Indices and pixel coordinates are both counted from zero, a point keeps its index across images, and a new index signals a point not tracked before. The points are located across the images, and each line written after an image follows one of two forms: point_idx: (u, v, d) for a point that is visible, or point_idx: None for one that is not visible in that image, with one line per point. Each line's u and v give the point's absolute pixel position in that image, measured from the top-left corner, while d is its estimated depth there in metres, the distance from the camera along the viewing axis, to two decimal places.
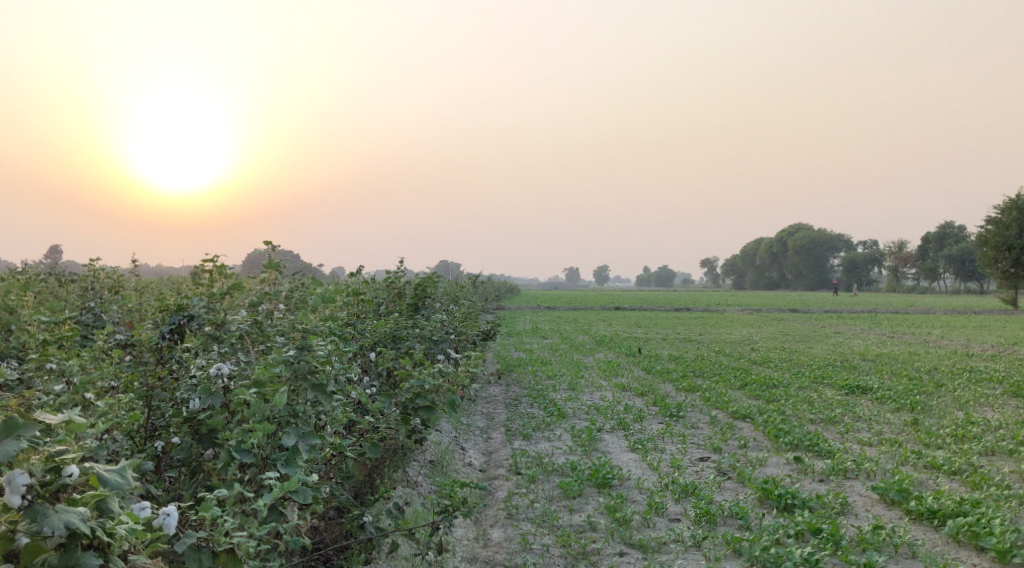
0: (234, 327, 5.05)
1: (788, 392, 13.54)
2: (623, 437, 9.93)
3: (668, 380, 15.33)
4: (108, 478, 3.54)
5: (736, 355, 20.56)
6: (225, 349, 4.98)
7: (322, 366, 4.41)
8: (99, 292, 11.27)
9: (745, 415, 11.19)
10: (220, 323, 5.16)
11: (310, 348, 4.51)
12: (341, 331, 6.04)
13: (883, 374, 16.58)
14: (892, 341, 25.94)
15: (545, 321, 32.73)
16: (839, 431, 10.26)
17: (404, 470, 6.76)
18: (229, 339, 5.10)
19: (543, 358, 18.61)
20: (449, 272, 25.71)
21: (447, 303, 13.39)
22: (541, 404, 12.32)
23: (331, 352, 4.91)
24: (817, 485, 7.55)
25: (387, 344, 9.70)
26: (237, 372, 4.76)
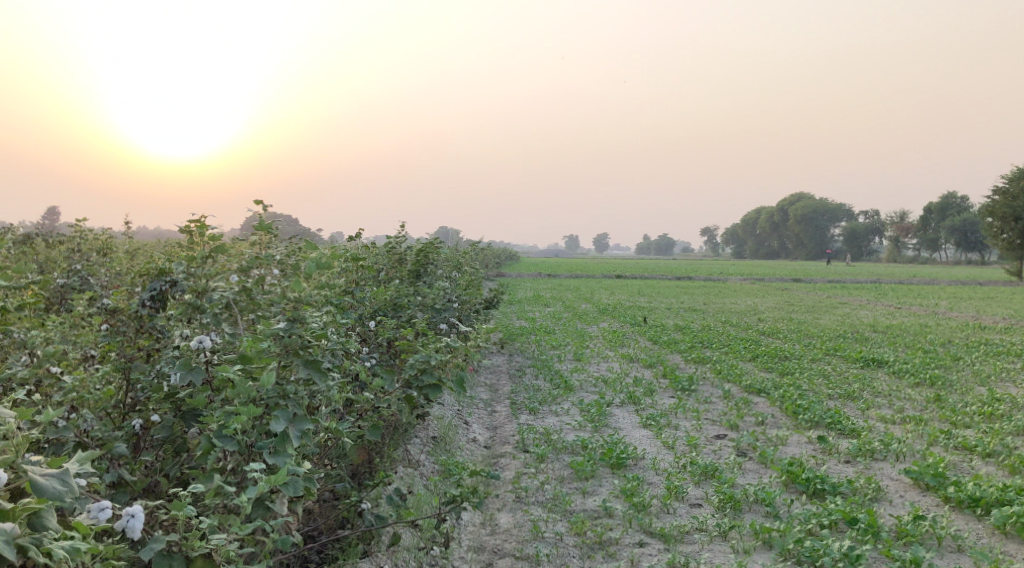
0: (217, 296, 4.46)
1: (802, 365, 13.10)
2: (634, 412, 9.49)
3: (676, 351, 14.87)
4: (45, 487, 3.15)
5: (744, 325, 20.12)
6: (208, 320, 4.40)
7: (317, 341, 3.88)
8: (85, 254, 10.73)
9: (760, 389, 10.75)
10: (202, 291, 4.57)
11: (304, 320, 3.98)
12: (338, 300, 5.51)
13: (897, 346, 16.14)
14: (900, 312, 25.48)
15: (546, 289, 32.29)
16: (860, 408, 9.82)
17: (405, 448, 6.33)
18: (213, 309, 4.48)
19: (546, 327, 18.13)
20: (451, 239, 25.28)
21: (450, 269, 12.87)
22: (546, 375, 11.87)
23: (327, 324, 4.38)
24: (843, 468, 7.11)
25: (389, 313, 9.23)
26: (221, 346, 4.23)
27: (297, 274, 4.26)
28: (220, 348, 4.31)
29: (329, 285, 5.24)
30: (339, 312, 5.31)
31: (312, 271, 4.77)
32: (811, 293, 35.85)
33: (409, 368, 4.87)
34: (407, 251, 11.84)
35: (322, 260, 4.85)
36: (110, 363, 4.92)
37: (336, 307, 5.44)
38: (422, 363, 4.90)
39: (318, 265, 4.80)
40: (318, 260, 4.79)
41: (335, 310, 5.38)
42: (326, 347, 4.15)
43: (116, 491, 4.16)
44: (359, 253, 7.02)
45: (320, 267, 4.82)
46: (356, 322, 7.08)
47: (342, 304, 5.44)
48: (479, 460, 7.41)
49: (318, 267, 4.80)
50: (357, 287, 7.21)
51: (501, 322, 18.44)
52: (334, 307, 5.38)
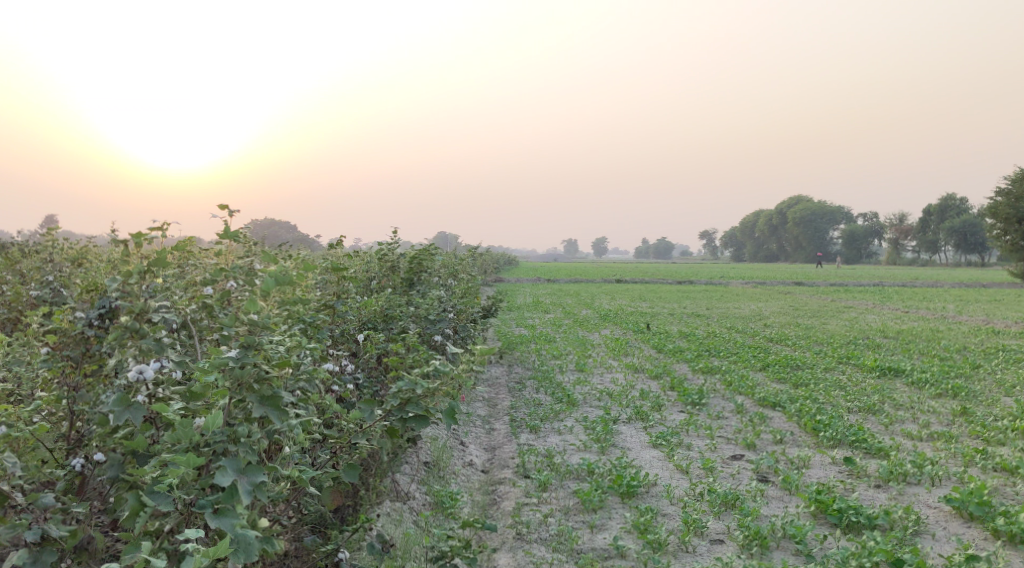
0: (157, 317, 3.83)
1: (816, 375, 12.46)
2: (642, 429, 8.85)
3: (682, 360, 14.23)
4: None
5: (750, 332, 19.45)
6: (149, 347, 3.76)
7: (276, 373, 3.26)
8: (58, 264, 10.07)
9: (775, 403, 10.13)
10: (143, 311, 3.91)
11: (261, 346, 3.35)
12: (312, 318, 4.84)
13: (910, 353, 15.51)
14: (908, 317, 24.79)
15: (545, 294, 31.72)
16: (882, 423, 9.17)
17: (393, 478, 5.68)
18: (155, 335, 3.83)
19: (547, 335, 17.44)
20: (448, 245, 24.64)
21: (445, 276, 12.22)
22: (547, 388, 11.22)
23: (292, 350, 3.72)
24: (875, 495, 6.50)
25: (378, 326, 8.59)
26: (165, 377, 3.70)
27: (253, 290, 3.65)
28: (162, 379, 3.76)
29: (297, 303, 4.61)
30: (310, 335, 4.68)
31: (272, 287, 4.12)
32: (815, 297, 35.16)
33: (390, 398, 4.23)
34: (400, 258, 11.19)
35: (284, 274, 4.17)
36: (52, 395, 4.34)
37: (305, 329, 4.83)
38: (407, 391, 4.24)
39: (279, 280, 4.16)
40: (278, 274, 4.16)
41: (304, 332, 4.75)
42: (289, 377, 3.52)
43: (42, 550, 3.61)
44: (341, 263, 6.34)
45: (283, 282, 4.18)
46: (335, 339, 6.37)
47: (314, 322, 4.82)
48: (476, 488, 6.78)
49: (279, 283, 4.16)
50: (340, 301, 6.51)
51: (500, 330, 17.78)
52: (303, 328, 4.74)
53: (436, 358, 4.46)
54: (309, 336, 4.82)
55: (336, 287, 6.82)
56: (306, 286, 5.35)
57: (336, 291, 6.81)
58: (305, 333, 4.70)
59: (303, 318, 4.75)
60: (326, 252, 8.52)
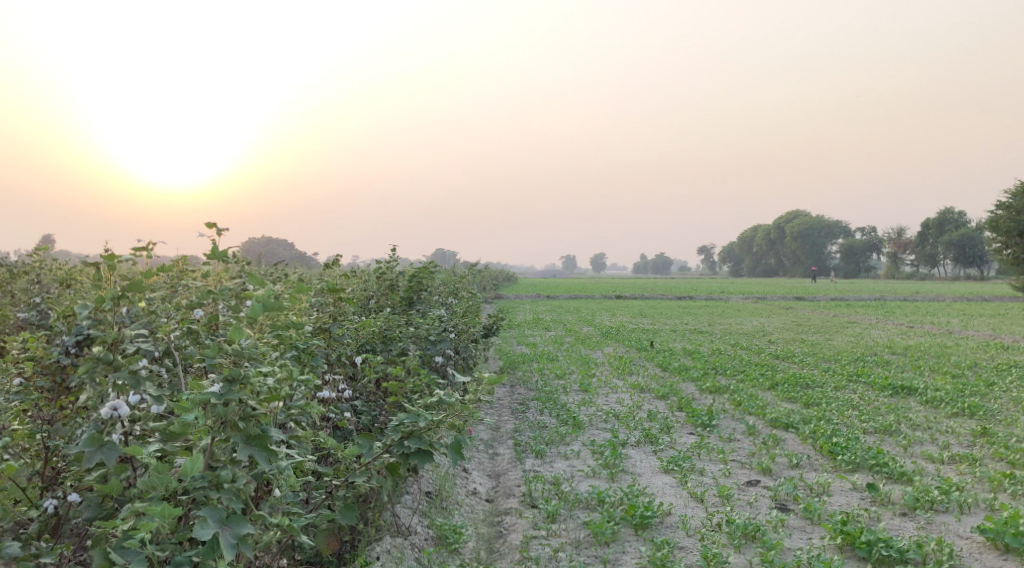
0: (134, 347, 3.54)
1: (827, 394, 12.13)
2: (652, 453, 8.52)
3: (689, 379, 13.88)
4: None
5: (755, 349, 19.09)
6: (125, 381, 3.47)
7: (263, 411, 3.19)
8: (46, 285, 9.73)
9: (788, 424, 9.80)
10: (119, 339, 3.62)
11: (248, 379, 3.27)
12: (305, 345, 4.54)
13: (921, 370, 15.16)
14: (914, 332, 24.41)
15: (545, 311, 31.33)
16: (901, 445, 8.82)
17: (393, 512, 5.35)
18: (129, 368, 3.52)
19: (549, 353, 17.08)
20: (448, 262, 24.28)
21: (445, 295, 11.90)
22: (552, 410, 10.87)
23: (282, 383, 3.49)
24: (902, 525, 6.17)
25: (377, 348, 8.28)
26: (143, 414, 3.48)
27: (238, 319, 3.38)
28: (140, 415, 3.49)
29: (289, 328, 4.29)
30: (302, 364, 4.38)
31: (260, 313, 3.80)
32: (817, 312, 34.78)
33: (389, 430, 3.91)
34: (399, 276, 10.90)
35: (273, 298, 3.85)
36: (26, 429, 4.04)
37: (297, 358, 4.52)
38: (410, 424, 3.92)
39: (268, 306, 3.82)
40: (266, 299, 3.83)
41: (296, 361, 4.44)
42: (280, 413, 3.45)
43: None
44: (337, 284, 6.03)
45: (272, 308, 3.84)
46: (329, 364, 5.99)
47: (308, 348, 4.52)
48: (480, 519, 6.46)
49: (267, 309, 3.82)
50: (335, 323, 6.13)
51: (501, 349, 17.40)
52: (295, 357, 4.43)
53: (439, 387, 4.17)
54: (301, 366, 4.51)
55: (330, 308, 6.44)
56: (300, 309, 5.06)
57: (331, 312, 6.42)
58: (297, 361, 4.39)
59: (295, 345, 4.44)
60: (323, 272, 8.25)
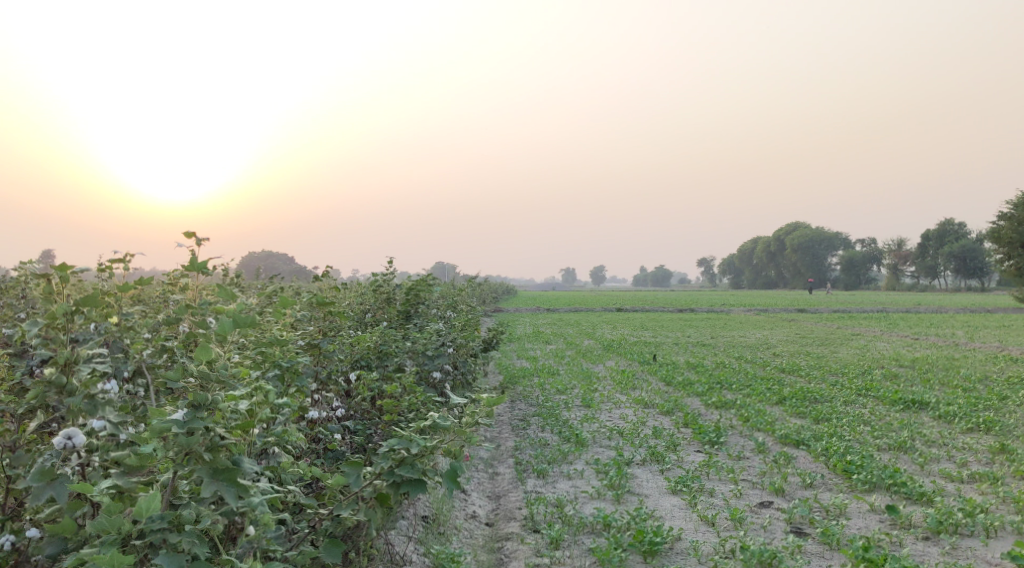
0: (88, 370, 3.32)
1: (836, 409, 11.80)
2: (659, 473, 8.19)
3: (693, 393, 13.54)
4: None
5: (759, 362, 18.73)
6: (82, 407, 3.30)
7: (232, 440, 3.05)
8: (29, 300, 9.41)
9: (798, 440, 9.48)
10: (72, 360, 3.36)
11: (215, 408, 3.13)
12: (291, 364, 4.23)
13: (930, 383, 14.82)
14: (920, 344, 24.07)
15: (545, 324, 30.97)
16: (917, 462, 8.49)
17: (386, 540, 5.02)
18: (85, 393, 3.31)
19: (550, 367, 16.72)
20: (447, 274, 23.96)
21: (444, 308, 11.58)
22: (554, 427, 10.51)
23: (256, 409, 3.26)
24: (926, 550, 5.86)
25: (372, 363, 7.97)
26: (99, 444, 3.32)
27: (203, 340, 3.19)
28: (97, 445, 3.31)
29: (273, 344, 4.13)
30: (286, 382, 4.08)
31: (231, 330, 3.49)
32: (820, 324, 34.44)
33: (379, 458, 3.60)
34: (396, 289, 10.60)
35: (246, 313, 3.54)
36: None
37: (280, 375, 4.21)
38: (401, 450, 3.60)
39: (239, 322, 3.51)
40: (237, 314, 3.51)
41: (280, 380, 4.14)
42: (250, 442, 3.27)
43: None
44: (328, 297, 5.70)
45: (244, 323, 3.53)
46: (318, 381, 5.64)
47: (293, 364, 4.19)
48: (480, 546, 6.13)
49: (239, 324, 3.51)
50: (325, 338, 5.75)
51: (501, 363, 17.05)
52: (278, 375, 4.13)
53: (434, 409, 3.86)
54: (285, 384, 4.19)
55: (322, 320, 6.07)
56: (285, 325, 4.74)
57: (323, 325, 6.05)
58: (279, 378, 4.08)
59: (276, 362, 4.13)
60: (314, 285, 7.93)
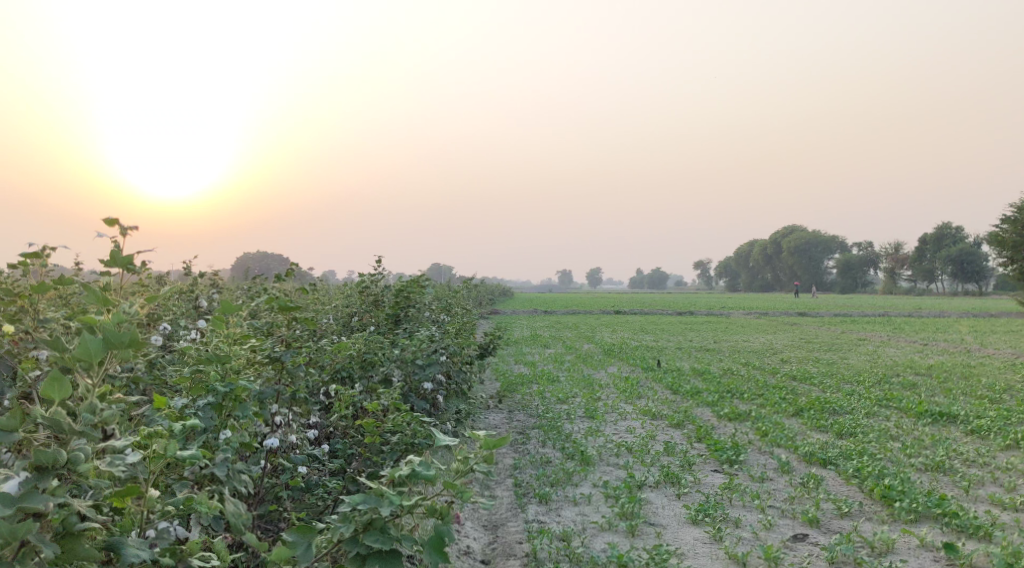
0: None
1: (858, 423, 10.95)
2: (676, 498, 7.32)
3: (703, 404, 12.66)
4: None
5: (769, 369, 17.80)
6: None
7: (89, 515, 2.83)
8: None
9: (825, 459, 8.64)
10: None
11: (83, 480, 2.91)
12: (231, 391, 3.66)
13: (953, 393, 13.97)
14: (931, 350, 23.22)
15: (542, 327, 29.92)
16: (960, 486, 7.64)
17: None
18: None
19: (549, 373, 15.80)
20: (440, 276, 22.90)
21: (438, 311, 10.69)
22: (556, 442, 9.61)
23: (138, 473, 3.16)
24: None
25: (355, 374, 7.16)
26: None
27: (57, 380, 2.84)
28: None
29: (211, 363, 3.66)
30: (219, 417, 3.60)
31: (100, 351, 2.96)
32: (824, 329, 33.55)
33: (341, 522, 3.04)
34: (386, 291, 9.77)
35: (122, 334, 2.98)
36: None
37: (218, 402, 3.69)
38: (371, 510, 3.02)
39: (111, 341, 2.98)
40: (109, 333, 2.98)
41: (214, 411, 3.64)
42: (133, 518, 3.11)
43: None
44: (293, 301, 4.75)
45: (120, 343, 3.01)
46: (278, 403, 4.71)
47: (233, 389, 3.65)
48: None
49: (111, 345, 2.99)
50: (288, 351, 4.78)
51: (498, 370, 16.07)
52: (211, 405, 3.64)
53: (415, 455, 3.18)
54: (223, 415, 3.67)
55: (288, 327, 5.10)
56: (235, 338, 3.97)
57: (288, 335, 5.08)
58: (211, 413, 3.59)
59: (211, 389, 3.61)
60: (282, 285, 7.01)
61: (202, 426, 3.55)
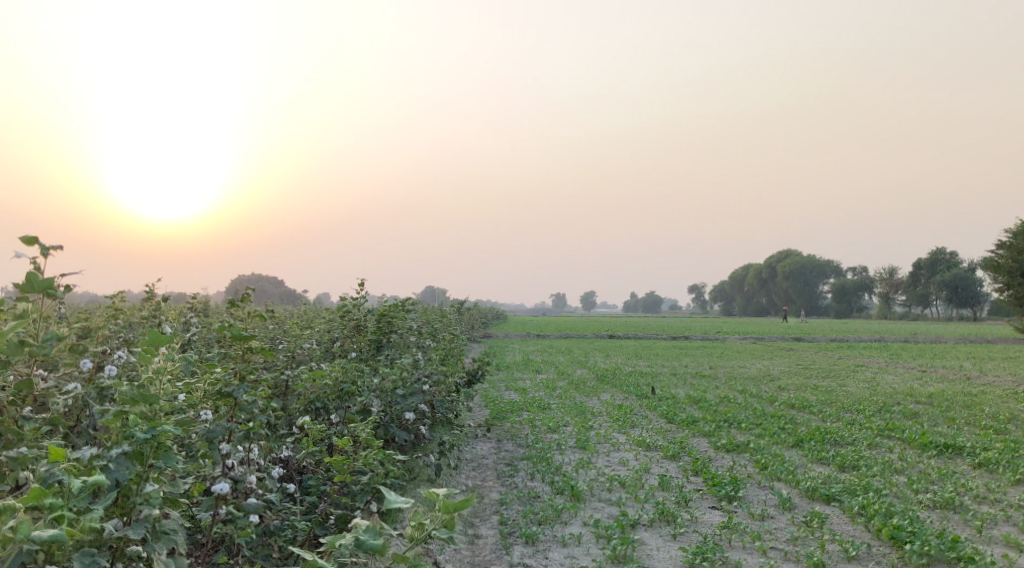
0: None
1: (860, 454, 10.54)
2: (672, 538, 6.88)
3: (698, 434, 12.21)
4: None
5: (766, 396, 17.32)
6: None
7: None
8: None
9: (828, 495, 8.22)
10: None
11: None
12: (149, 435, 3.52)
13: (956, 423, 13.57)
14: (929, 377, 22.78)
15: (534, 352, 29.32)
16: (973, 526, 7.23)
17: None
18: None
19: (540, 400, 15.30)
20: (431, 300, 22.32)
21: (423, 336, 10.25)
22: (545, 474, 9.14)
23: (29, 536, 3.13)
24: None
25: (330, 407, 6.77)
26: None
27: None
28: None
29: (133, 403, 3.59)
30: (134, 465, 3.49)
31: None
32: (820, 355, 33.09)
33: None
34: (368, 316, 9.33)
35: None
36: None
37: (137, 449, 3.57)
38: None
39: None
40: None
41: (132, 459, 3.52)
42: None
43: None
44: (247, 329, 4.48)
45: None
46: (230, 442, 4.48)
47: (156, 433, 3.55)
48: None
49: None
50: (241, 386, 4.53)
51: (487, 397, 15.54)
52: (127, 454, 3.51)
53: (363, 522, 3.31)
54: (143, 462, 3.56)
55: (242, 360, 4.80)
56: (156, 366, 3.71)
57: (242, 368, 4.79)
58: (126, 463, 3.47)
59: (130, 436, 3.50)
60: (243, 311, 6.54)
61: (112, 479, 3.43)
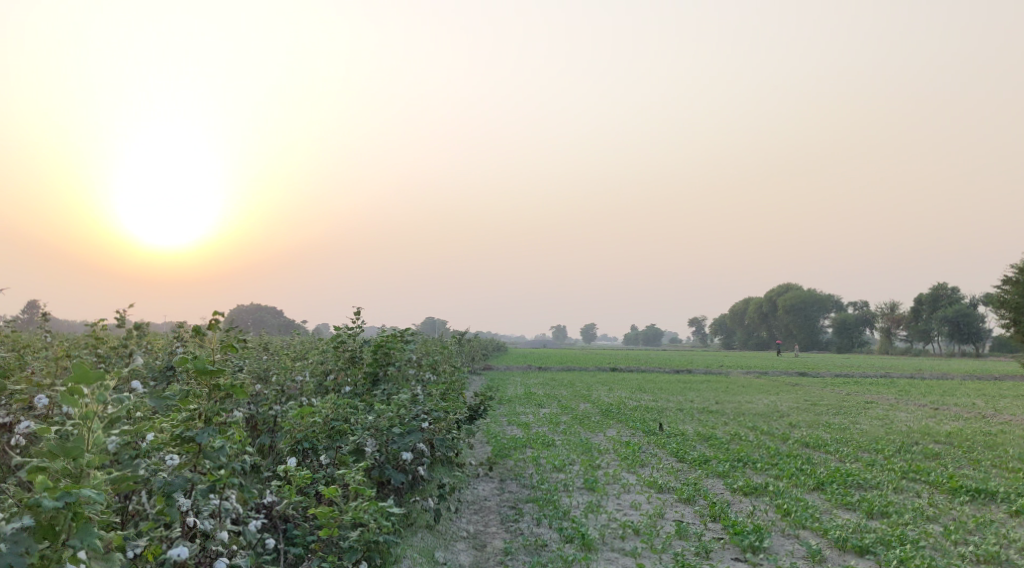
0: None
1: (889, 500, 9.85)
2: None
3: (711, 474, 11.54)
4: None
5: (778, 434, 16.59)
6: None
7: None
8: None
9: (863, 548, 7.54)
10: None
11: None
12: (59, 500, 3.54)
13: (982, 465, 12.88)
14: (944, 415, 22.00)
15: (536, 385, 28.53)
16: None
17: None
18: None
19: (544, 436, 14.62)
20: (434, 329, 21.55)
21: (422, 368, 9.63)
22: (552, 520, 8.45)
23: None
24: None
25: (318, 446, 6.18)
26: None
27: None
28: None
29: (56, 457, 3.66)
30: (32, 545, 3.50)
31: None
32: (828, 390, 32.31)
33: None
34: (363, 347, 8.69)
35: None
36: None
37: (48, 523, 3.59)
38: None
39: None
40: None
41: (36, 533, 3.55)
42: None
43: None
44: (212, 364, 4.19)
45: None
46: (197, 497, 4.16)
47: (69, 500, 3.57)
48: None
49: None
50: (204, 431, 4.14)
51: (488, 434, 14.80)
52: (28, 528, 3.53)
53: None
54: (52, 535, 3.57)
55: (207, 399, 4.33)
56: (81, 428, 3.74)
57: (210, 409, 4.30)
58: (23, 541, 3.49)
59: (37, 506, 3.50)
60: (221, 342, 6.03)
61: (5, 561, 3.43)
